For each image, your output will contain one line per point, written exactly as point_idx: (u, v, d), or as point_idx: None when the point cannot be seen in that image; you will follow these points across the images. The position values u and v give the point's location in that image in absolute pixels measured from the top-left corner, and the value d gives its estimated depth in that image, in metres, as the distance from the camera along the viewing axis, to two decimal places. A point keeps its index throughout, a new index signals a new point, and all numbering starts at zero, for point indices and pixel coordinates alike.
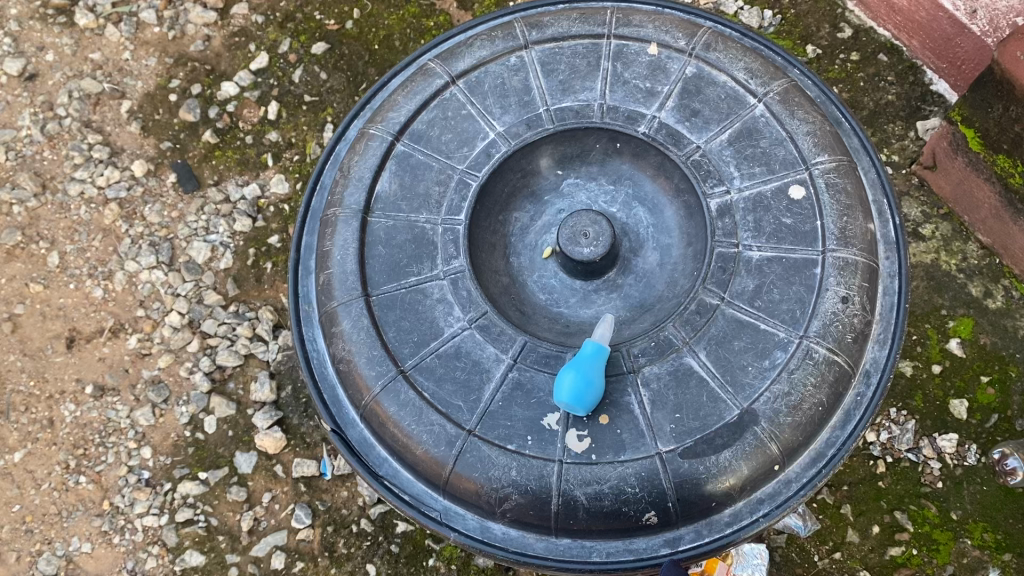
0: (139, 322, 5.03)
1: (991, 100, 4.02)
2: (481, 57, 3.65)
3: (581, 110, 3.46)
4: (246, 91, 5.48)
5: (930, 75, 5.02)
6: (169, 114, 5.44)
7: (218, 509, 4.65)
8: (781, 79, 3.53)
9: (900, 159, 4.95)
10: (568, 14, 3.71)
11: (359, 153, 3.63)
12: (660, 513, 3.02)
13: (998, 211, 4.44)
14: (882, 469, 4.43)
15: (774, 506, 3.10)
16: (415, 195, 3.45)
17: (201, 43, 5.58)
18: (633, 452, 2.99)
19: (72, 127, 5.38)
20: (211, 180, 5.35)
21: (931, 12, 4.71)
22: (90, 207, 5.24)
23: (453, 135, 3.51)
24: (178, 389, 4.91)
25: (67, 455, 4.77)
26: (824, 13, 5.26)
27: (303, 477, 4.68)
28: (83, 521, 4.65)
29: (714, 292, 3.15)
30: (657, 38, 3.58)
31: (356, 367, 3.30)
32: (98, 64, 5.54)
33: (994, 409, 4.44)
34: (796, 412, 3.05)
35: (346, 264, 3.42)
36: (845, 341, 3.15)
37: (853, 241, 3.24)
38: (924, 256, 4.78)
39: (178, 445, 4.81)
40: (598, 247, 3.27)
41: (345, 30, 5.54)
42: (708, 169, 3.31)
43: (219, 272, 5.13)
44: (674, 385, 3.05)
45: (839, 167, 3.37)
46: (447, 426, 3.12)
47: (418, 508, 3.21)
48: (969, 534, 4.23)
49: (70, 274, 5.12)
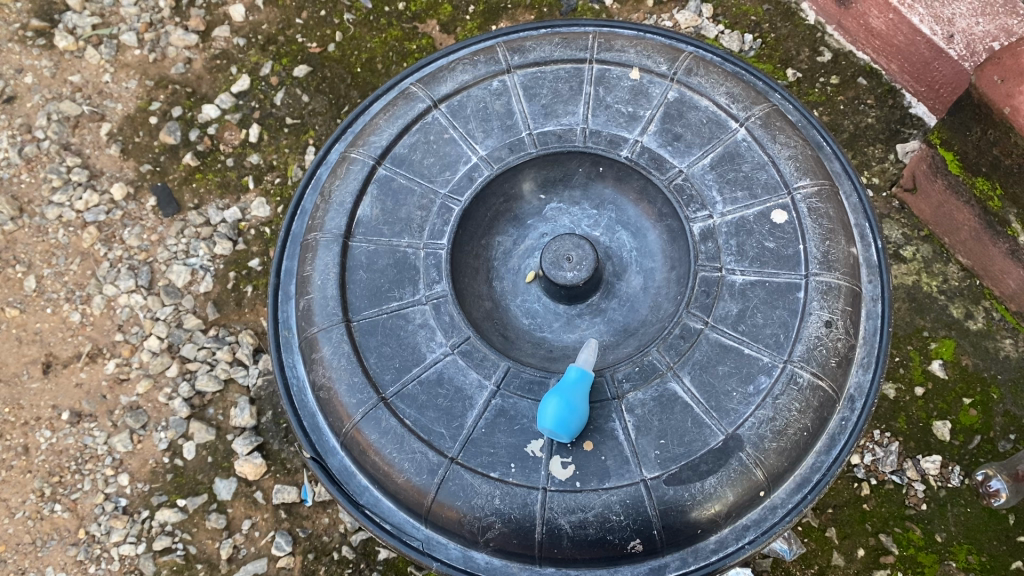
0: (118, 346, 4.95)
1: (969, 123, 4.05)
2: (464, 81, 3.64)
3: (564, 134, 3.45)
4: (228, 114, 5.44)
5: (909, 98, 5.06)
6: (150, 137, 5.41)
7: (197, 537, 4.58)
8: (762, 103, 3.54)
9: (880, 181, 5.00)
10: (551, 39, 3.70)
11: (341, 177, 3.60)
12: (646, 541, 2.99)
13: (978, 233, 4.45)
14: (866, 491, 4.42)
15: (759, 532, 3.07)
16: (397, 220, 3.42)
17: (182, 66, 5.55)
18: (617, 479, 2.96)
19: (51, 150, 5.32)
20: (191, 203, 5.30)
21: (909, 37, 4.71)
22: (68, 230, 5.18)
23: (436, 159, 3.49)
24: (157, 415, 4.83)
25: (42, 482, 4.68)
26: (803, 37, 5.29)
27: (284, 503, 4.62)
28: (58, 551, 4.56)
29: (698, 317, 3.13)
30: (639, 63, 3.58)
31: (337, 395, 3.26)
32: (77, 86, 5.48)
33: (977, 430, 4.45)
34: (780, 438, 3.03)
35: (326, 289, 3.38)
36: (830, 366, 3.15)
37: (835, 265, 3.24)
38: (905, 278, 4.80)
39: (156, 472, 4.73)
40: (581, 271, 3.25)
41: (327, 53, 5.53)
42: (691, 194, 3.31)
43: (199, 295, 5.08)
44: (659, 411, 3.03)
45: (821, 191, 3.37)
46: (429, 453, 3.08)
47: (399, 537, 3.17)
48: (954, 557, 4.23)
49: (47, 298, 5.04)
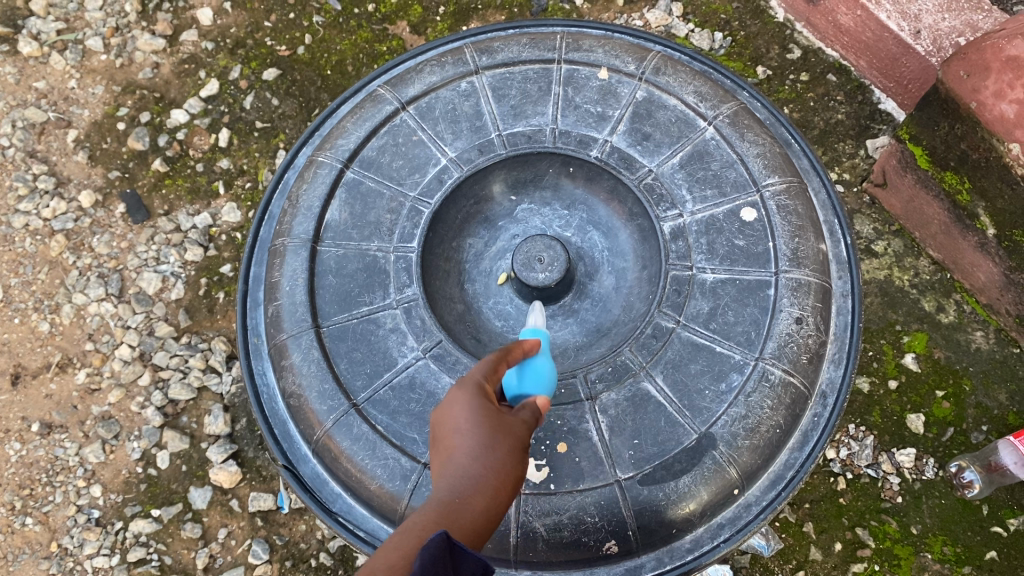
0: (88, 356, 4.88)
1: (937, 119, 4.08)
2: (432, 82, 3.62)
3: (533, 135, 3.44)
4: (196, 119, 5.38)
5: (877, 94, 5.09)
6: (117, 143, 5.33)
7: (173, 547, 4.54)
8: (730, 102, 3.54)
9: (851, 177, 5.02)
10: (519, 39, 3.69)
11: (309, 182, 3.56)
12: (621, 542, 2.97)
13: (947, 226, 4.48)
14: (842, 485, 4.44)
15: (734, 531, 3.06)
16: (366, 223, 3.39)
17: (150, 71, 5.47)
18: (592, 481, 2.96)
19: (16, 157, 5.25)
20: (161, 209, 5.22)
21: (877, 33, 4.73)
22: (35, 238, 5.11)
23: (405, 161, 3.47)
24: (129, 424, 4.76)
25: (13, 496, 4.63)
26: (773, 34, 5.31)
27: (260, 511, 4.57)
28: (31, 564, 4.53)
29: (669, 316, 3.12)
30: (607, 63, 3.58)
31: (308, 402, 3.23)
32: (42, 92, 5.42)
33: (949, 423, 4.49)
34: (753, 435, 3.04)
35: (296, 294, 3.35)
36: (801, 362, 3.16)
37: (805, 262, 3.26)
38: (877, 273, 4.83)
39: (129, 482, 4.67)
40: (553, 272, 3.24)
41: (296, 56, 5.48)
42: (661, 193, 3.30)
43: (170, 302, 5.00)
44: (632, 411, 3.02)
45: (790, 189, 3.38)
46: (402, 459, 3.05)
47: (372, 544, 3.12)
48: (930, 549, 4.28)
49: (14, 308, 4.97)
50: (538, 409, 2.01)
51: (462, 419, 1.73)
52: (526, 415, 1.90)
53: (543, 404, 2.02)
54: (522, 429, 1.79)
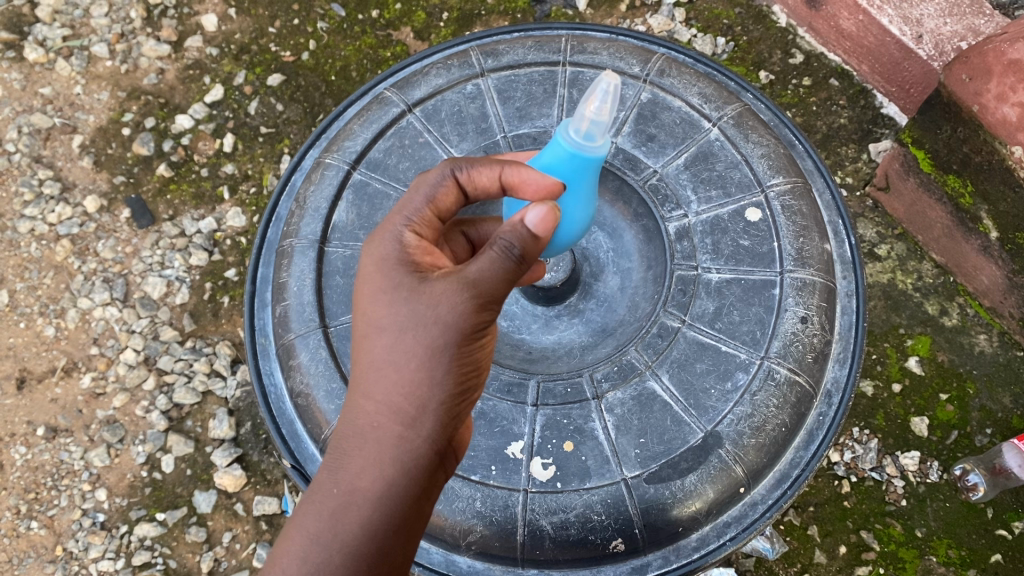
0: (93, 360, 4.90)
1: (939, 122, 4.11)
2: (438, 85, 3.64)
3: (539, 136, 3.48)
4: (201, 124, 5.40)
5: (880, 98, 5.11)
6: (122, 148, 5.36)
7: (177, 550, 4.57)
8: (734, 103, 3.56)
9: (854, 181, 5.04)
10: (523, 42, 3.72)
11: (315, 184, 3.58)
12: (628, 540, 2.99)
13: (950, 230, 4.49)
14: (846, 488, 4.44)
15: (740, 529, 3.09)
16: (373, 225, 3.41)
17: (155, 77, 5.50)
18: (598, 479, 2.96)
19: (22, 163, 5.28)
20: (166, 214, 5.24)
21: (879, 37, 4.74)
22: (41, 243, 5.13)
23: (411, 163, 3.49)
24: (134, 428, 4.77)
25: (18, 499, 4.65)
26: (775, 39, 5.33)
27: (265, 515, 4.59)
28: (36, 568, 4.55)
29: (675, 315, 3.15)
30: (612, 65, 3.62)
31: (315, 402, 3.24)
32: (48, 98, 5.44)
33: (953, 425, 4.50)
34: (759, 434, 3.05)
35: (303, 295, 3.37)
36: (806, 361, 3.17)
37: (809, 261, 3.27)
38: (880, 276, 4.82)
39: (134, 486, 4.68)
40: (558, 272, 3.27)
41: (300, 61, 5.51)
42: (666, 194, 3.34)
43: (175, 307, 5.01)
44: (638, 410, 3.03)
45: (794, 189, 3.40)
46: None
47: None
48: (934, 551, 4.30)
49: (20, 313, 5.00)
50: (527, 215, 2.10)
51: (387, 325, 2.19)
52: (489, 250, 2.10)
53: (532, 214, 2.09)
54: (465, 302, 2.11)
